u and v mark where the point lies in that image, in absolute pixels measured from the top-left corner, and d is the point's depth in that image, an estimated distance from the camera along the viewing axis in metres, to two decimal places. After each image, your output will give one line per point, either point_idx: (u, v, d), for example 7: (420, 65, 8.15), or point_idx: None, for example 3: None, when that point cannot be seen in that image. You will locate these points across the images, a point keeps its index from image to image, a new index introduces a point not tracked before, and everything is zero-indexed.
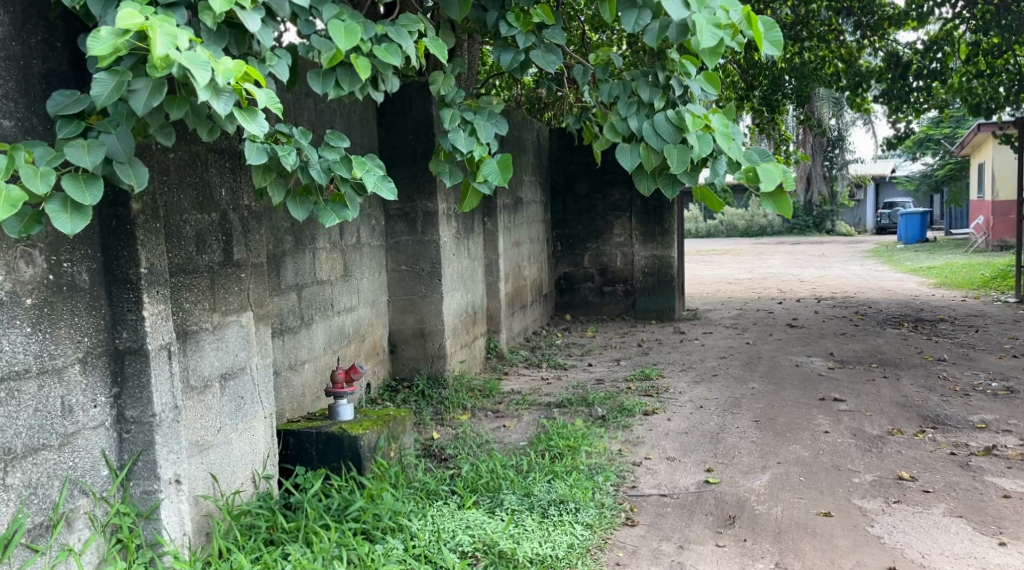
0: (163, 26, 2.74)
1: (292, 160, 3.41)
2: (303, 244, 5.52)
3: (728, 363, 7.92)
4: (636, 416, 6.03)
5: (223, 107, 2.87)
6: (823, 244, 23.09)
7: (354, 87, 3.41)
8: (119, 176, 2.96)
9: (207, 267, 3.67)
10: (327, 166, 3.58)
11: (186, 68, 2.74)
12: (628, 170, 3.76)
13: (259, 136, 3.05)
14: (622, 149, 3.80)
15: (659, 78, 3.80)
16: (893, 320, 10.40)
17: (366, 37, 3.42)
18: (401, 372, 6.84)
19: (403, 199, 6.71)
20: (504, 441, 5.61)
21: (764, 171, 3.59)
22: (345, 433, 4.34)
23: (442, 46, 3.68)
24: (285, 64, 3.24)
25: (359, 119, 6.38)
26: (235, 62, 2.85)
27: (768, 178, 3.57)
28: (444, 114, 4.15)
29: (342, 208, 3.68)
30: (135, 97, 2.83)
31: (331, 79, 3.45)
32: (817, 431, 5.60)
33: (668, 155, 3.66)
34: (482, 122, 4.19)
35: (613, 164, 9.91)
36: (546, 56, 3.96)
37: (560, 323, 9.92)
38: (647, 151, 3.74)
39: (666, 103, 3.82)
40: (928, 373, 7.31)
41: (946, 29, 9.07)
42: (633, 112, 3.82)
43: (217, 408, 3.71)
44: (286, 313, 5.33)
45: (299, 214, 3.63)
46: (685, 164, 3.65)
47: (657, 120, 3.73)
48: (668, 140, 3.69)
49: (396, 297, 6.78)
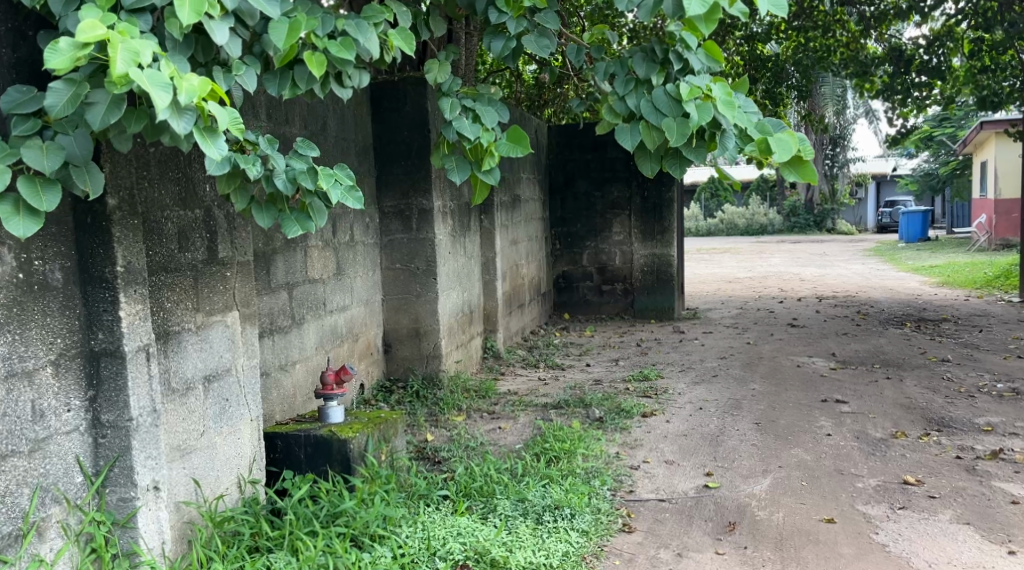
0: (125, 42, 2.67)
1: (253, 172, 3.36)
2: (293, 242, 5.41)
3: (729, 363, 7.79)
4: (634, 418, 5.91)
5: (184, 126, 2.80)
6: (824, 242, 22.95)
7: (309, 86, 3.34)
8: (74, 180, 2.90)
9: (190, 266, 3.56)
10: (292, 176, 3.50)
11: (146, 89, 2.67)
12: (629, 150, 3.64)
13: (219, 159, 2.94)
14: (621, 128, 3.66)
15: (655, 54, 3.66)
16: (895, 320, 10.28)
17: (322, 32, 3.29)
18: (396, 372, 6.72)
19: (398, 196, 6.59)
20: (499, 443, 5.49)
21: (777, 141, 3.55)
22: (335, 436, 4.23)
23: (410, 32, 3.63)
24: (252, 74, 3.19)
25: (353, 114, 6.26)
26: (201, 80, 2.78)
27: (782, 147, 3.54)
28: (445, 102, 4.02)
29: (306, 218, 3.62)
30: (91, 109, 2.78)
31: (288, 77, 3.37)
32: (819, 434, 5.48)
33: (668, 130, 3.55)
34: (483, 106, 4.06)
35: (612, 161, 9.79)
36: (539, 41, 3.84)
37: (558, 322, 9.80)
38: (647, 129, 3.62)
39: (664, 78, 3.66)
40: (932, 375, 7.18)
41: (949, 25, 8.90)
42: (631, 90, 3.68)
43: (200, 412, 3.59)
44: (276, 312, 5.21)
45: (263, 223, 3.58)
46: (685, 137, 3.53)
47: (655, 95, 3.60)
48: (667, 113, 3.56)
49: (391, 296, 6.66)
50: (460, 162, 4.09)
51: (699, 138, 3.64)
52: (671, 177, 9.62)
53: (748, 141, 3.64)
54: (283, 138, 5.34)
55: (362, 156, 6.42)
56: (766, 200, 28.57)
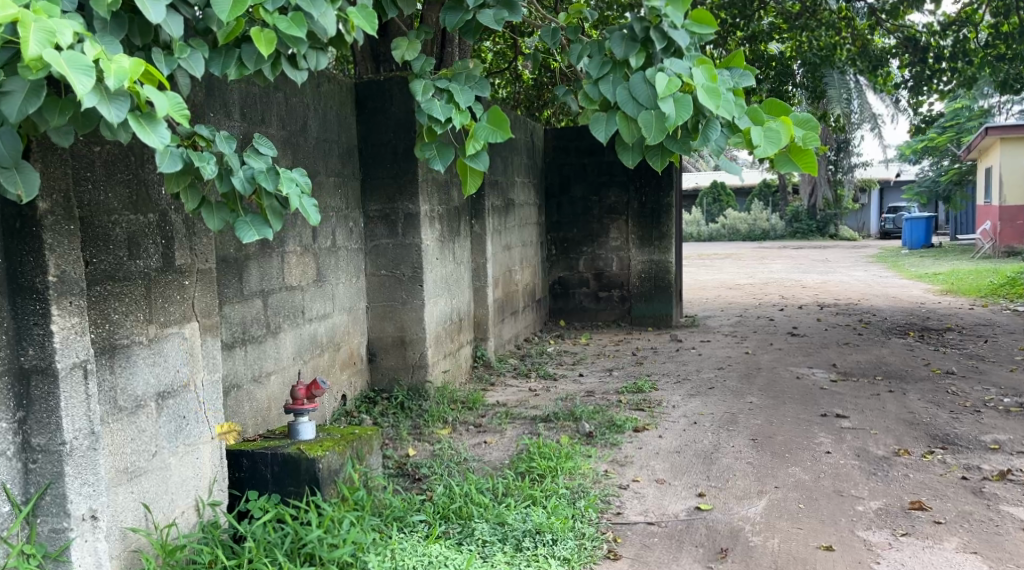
0: (39, 22, 2.53)
1: (208, 171, 3.12)
2: (268, 247, 5.17)
3: (726, 374, 7.54)
4: (626, 433, 5.66)
5: (116, 114, 2.66)
6: (826, 248, 22.68)
7: (257, 65, 3.21)
8: (4, 183, 2.71)
9: (141, 274, 3.34)
10: (250, 175, 3.28)
11: (64, 72, 2.53)
12: (603, 141, 3.43)
13: (158, 148, 2.79)
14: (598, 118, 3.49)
15: (635, 32, 3.42)
16: (897, 329, 10.03)
17: (273, 6, 3.11)
18: (381, 383, 6.47)
19: (383, 200, 6.34)
20: (484, 459, 5.26)
21: (765, 134, 3.38)
22: (303, 455, 3.98)
23: (372, 11, 3.36)
24: (197, 58, 3.04)
25: (337, 115, 6.02)
26: (132, 61, 2.65)
27: (769, 141, 3.38)
28: (417, 85, 3.87)
29: (263, 224, 3.37)
30: (7, 99, 2.63)
31: (235, 57, 3.23)
32: (819, 452, 5.23)
33: (645, 125, 3.31)
34: (459, 86, 3.89)
35: (609, 165, 9.55)
36: (497, 14, 3.76)
37: (552, 329, 9.55)
38: (625, 123, 3.40)
39: (645, 59, 3.43)
40: (936, 388, 6.93)
41: (965, 11, 8.64)
42: (610, 81, 3.46)
43: (152, 431, 3.37)
44: (249, 321, 4.98)
45: (213, 225, 3.35)
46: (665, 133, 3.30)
47: (632, 82, 3.36)
48: (645, 104, 3.33)
49: (376, 302, 6.42)
50: (442, 149, 3.95)
51: (684, 129, 3.43)
52: (669, 181, 9.38)
53: (736, 131, 3.44)
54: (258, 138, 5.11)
55: (346, 158, 6.17)
56: (769, 205, 28.35)
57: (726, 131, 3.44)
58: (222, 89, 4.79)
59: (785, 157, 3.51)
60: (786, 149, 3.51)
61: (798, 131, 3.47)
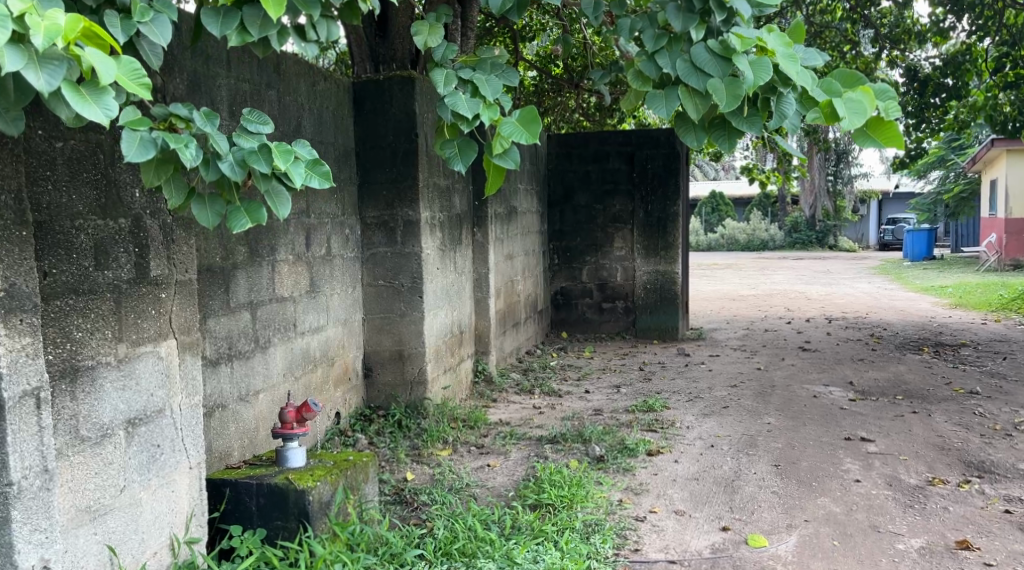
0: None
1: (188, 155, 2.79)
2: (257, 255, 4.82)
3: (739, 392, 7.16)
4: (639, 457, 5.30)
5: (45, 82, 2.43)
6: (826, 259, 22.31)
7: (261, 33, 3.09)
8: None
9: (110, 286, 2.99)
10: (240, 158, 2.98)
11: None
12: (666, 118, 3.43)
13: (104, 121, 2.51)
14: (655, 94, 3.46)
15: (693, 4, 3.37)
16: (911, 345, 9.67)
17: None
18: (377, 399, 6.09)
19: (382, 206, 5.98)
20: (487, 485, 4.91)
21: (846, 103, 3.34)
22: (292, 486, 3.63)
23: None
24: (163, 20, 2.76)
25: (333, 116, 5.67)
26: (68, 19, 2.41)
27: (852, 109, 3.33)
28: (438, 75, 3.54)
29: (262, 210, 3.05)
30: None
31: (235, 22, 3.10)
32: (847, 481, 4.86)
33: (714, 91, 3.30)
34: (484, 77, 3.61)
35: (614, 173, 9.19)
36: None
37: (555, 341, 9.19)
38: (689, 97, 3.40)
39: (705, 31, 3.39)
40: (961, 409, 6.55)
41: (969, 42, 8.16)
42: (667, 55, 3.43)
43: (121, 462, 3.02)
44: (235, 336, 4.62)
45: (208, 220, 3.02)
46: (737, 98, 3.28)
47: (694, 53, 3.36)
48: (713, 73, 3.31)
49: (372, 314, 6.05)
50: (464, 148, 3.62)
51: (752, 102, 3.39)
52: (676, 189, 9.03)
53: (812, 105, 3.40)
54: None
55: (343, 162, 5.82)
56: (768, 216, 27.99)
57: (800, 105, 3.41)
58: (208, 85, 4.46)
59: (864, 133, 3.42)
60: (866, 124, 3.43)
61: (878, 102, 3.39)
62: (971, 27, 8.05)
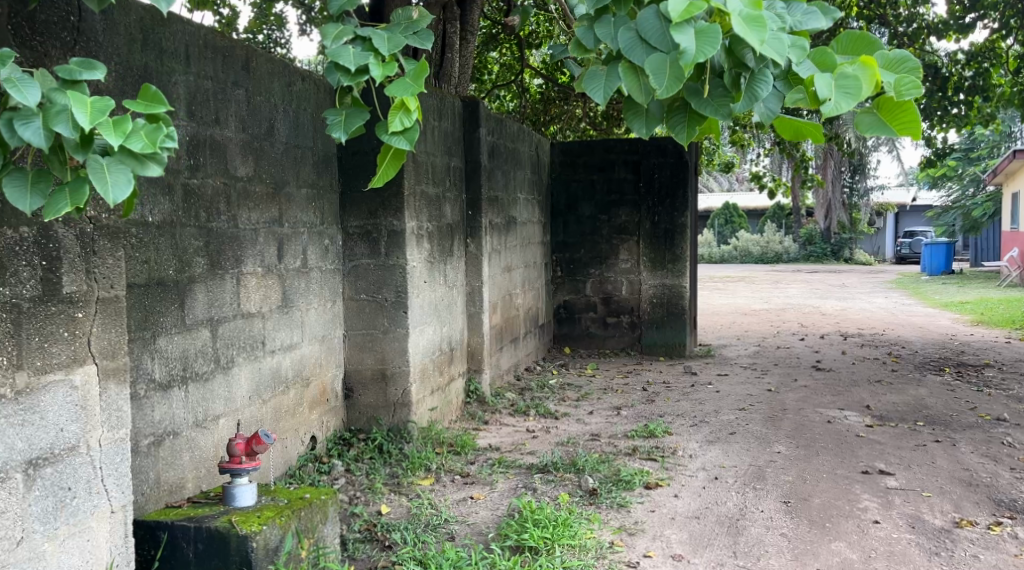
0: None
1: None
2: (219, 268, 4.40)
3: (748, 417, 6.70)
4: (637, 491, 4.86)
5: None
6: (840, 272, 21.81)
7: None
8: None
9: (7, 305, 2.67)
10: (44, 118, 2.54)
11: None
12: (602, 103, 3.01)
13: None
14: (596, 74, 3.04)
15: None
16: (931, 364, 9.19)
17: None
18: (358, 422, 5.63)
19: (365, 215, 5.55)
20: (469, 521, 4.49)
21: (841, 83, 2.83)
22: (234, 531, 3.25)
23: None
24: None
25: (313, 118, 5.26)
26: None
27: (845, 93, 2.81)
28: (330, 30, 3.26)
29: (85, 188, 2.58)
30: None
31: None
32: (865, 522, 4.48)
33: (654, 70, 2.81)
34: (386, 35, 3.27)
35: (619, 182, 8.77)
36: None
37: (557, 358, 8.73)
38: (632, 78, 2.95)
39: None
40: (988, 438, 6.10)
41: (992, 39, 7.84)
42: (607, 24, 2.96)
43: (18, 510, 2.70)
44: (192, 355, 4.20)
45: (31, 202, 2.60)
46: (678, 79, 2.79)
47: (641, 20, 2.86)
48: (657, 47, 2.83)
49: (354, 331, 5.61)
50: (350, 116, 3.35)
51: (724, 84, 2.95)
52: (684, 201, 8.61)
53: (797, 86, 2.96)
54: (212, 141, 4.37)
55: (323, 168, 5.39)
56: (782, 228, 27.50)
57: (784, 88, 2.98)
58: (162, 81, 4.07)
59: (870, 119, 2.93)
60: (874, 110, 2.92)
61: (888, 79, 2.88)
62: (994, 24, 7.68)
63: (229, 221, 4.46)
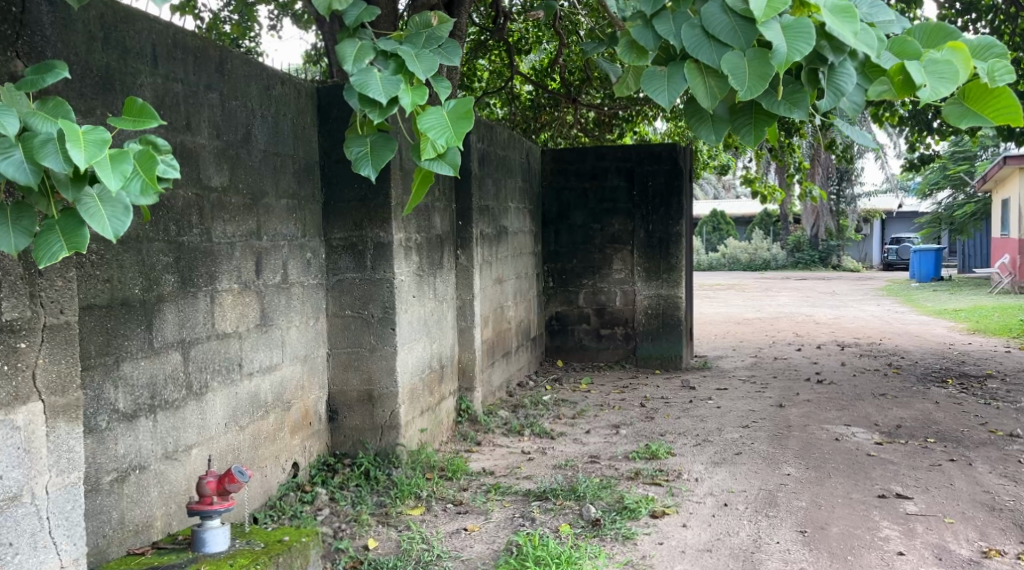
0: None
1: None
2: (191, 286, 4.06)
3: (752, 435, 6.38)
4: (642, 520, 4.54)
5: None
6: (830, 279, 21.57)
7: None
8: None
9: None
10: (28, 152, 2.51)
11: None
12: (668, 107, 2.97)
13: None
14: (655, 75, 3.00)
15: None
16: (935, 376, 8.90)
17: None
18: (343, 446, 5.29)
19: (350, 226, 5.22)
20: (462, 557, 4.15)
21: (934, 69, 2.87)
22: None
23: None
24: None
25: (293, 124, 4.92)
26: None
27: (940, 74, 2.85)
28: (350, 48, 3.24)
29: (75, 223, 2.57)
30: None
31: None
32: (889, 554, 4.17)
33: (734, 70, 2.83)
34: (410, 51, 3.24)
35: (613, 190, 8.45)
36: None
37: (550, 371, 8.41)
38: (699, 77, 2.93)
39: None
40: (1004, 457, 5.79)
41: None
42: (667, 21, 2.94)
43: None
44: (161, 381, 3.87)
45: (13, 244, 2.56)
46: (763, 79, 2.81)
47: (706, 17, 2.87)
48: (730, 45, 2.85)
49: (338, 349, 5.27)
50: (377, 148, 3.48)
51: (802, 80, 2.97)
52: (679, 209, 8.31)
53: (877, 77, 2.97)
54: (183, 149, 4.03)
55: (305, 177, 5.06)
56: (770, 235, 27.25)
57: (864, 81, 2.98)
58: (126, 85, 3.74)
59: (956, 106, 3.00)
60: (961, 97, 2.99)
61: (981, 65, 2.93)
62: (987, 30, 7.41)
63: (202, 234, 4.12)
